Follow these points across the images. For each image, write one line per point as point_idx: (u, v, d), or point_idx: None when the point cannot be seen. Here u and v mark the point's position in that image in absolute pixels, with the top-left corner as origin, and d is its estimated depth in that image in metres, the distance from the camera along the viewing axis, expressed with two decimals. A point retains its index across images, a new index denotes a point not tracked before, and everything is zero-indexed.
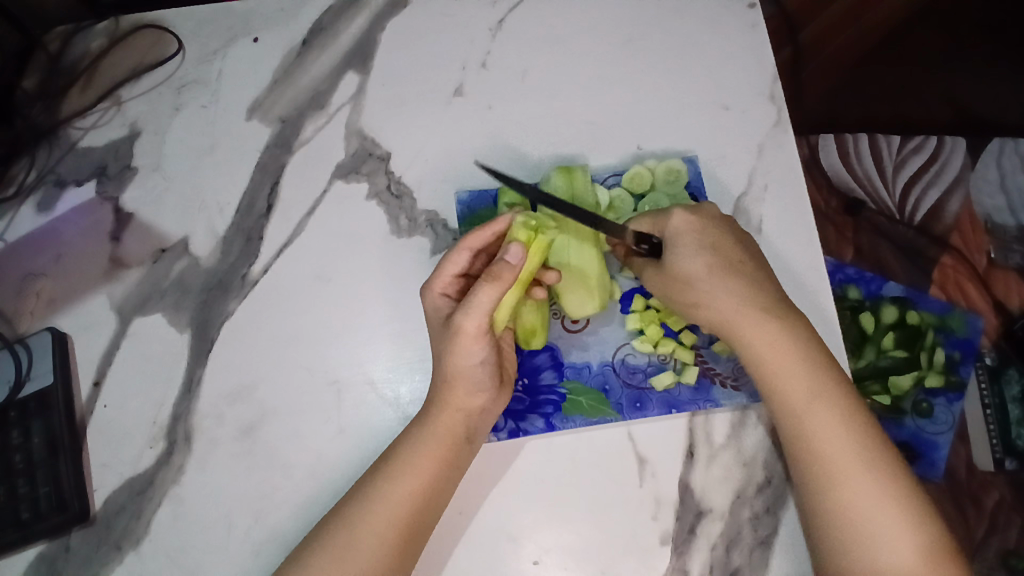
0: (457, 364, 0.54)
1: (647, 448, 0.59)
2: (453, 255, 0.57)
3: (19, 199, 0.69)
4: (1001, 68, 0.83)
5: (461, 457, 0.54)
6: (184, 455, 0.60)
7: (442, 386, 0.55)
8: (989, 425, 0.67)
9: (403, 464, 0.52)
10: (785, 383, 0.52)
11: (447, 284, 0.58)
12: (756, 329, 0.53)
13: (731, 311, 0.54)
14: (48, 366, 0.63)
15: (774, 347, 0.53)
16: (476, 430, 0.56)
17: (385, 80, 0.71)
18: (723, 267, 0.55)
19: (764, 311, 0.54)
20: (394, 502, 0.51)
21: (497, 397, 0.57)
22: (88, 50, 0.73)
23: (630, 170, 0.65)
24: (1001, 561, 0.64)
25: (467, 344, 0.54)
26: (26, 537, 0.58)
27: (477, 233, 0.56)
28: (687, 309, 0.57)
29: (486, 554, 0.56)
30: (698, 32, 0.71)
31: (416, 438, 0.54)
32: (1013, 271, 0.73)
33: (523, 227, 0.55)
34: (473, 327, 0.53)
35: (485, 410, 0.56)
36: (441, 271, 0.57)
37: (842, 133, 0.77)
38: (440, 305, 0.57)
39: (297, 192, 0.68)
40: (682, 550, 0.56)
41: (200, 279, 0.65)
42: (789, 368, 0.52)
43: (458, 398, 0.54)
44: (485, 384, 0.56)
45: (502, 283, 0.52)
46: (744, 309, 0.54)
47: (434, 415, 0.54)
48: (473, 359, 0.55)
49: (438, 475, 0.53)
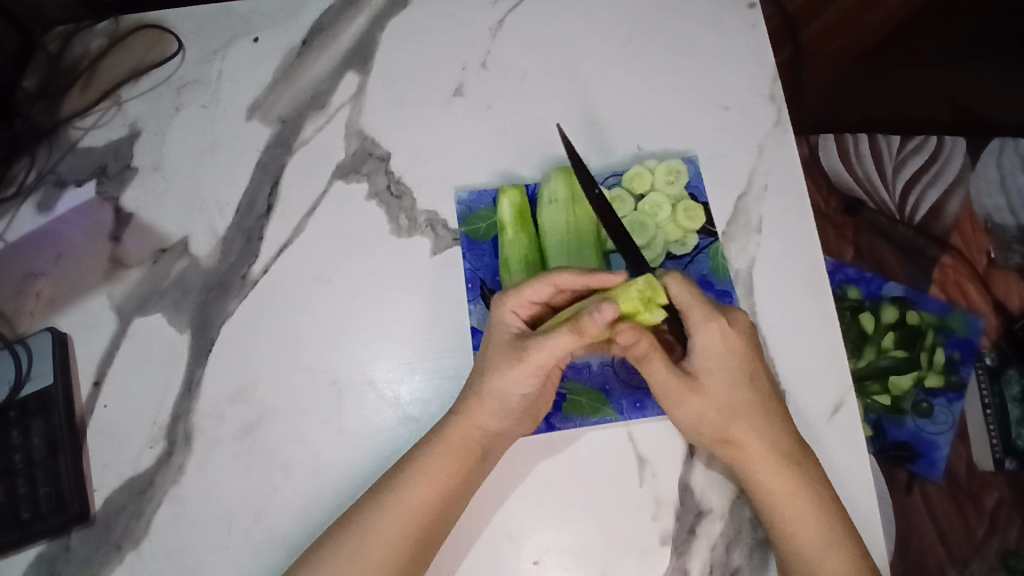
0: (500, 387, 0.53)
1: (647, 448, 0.59)
2: (539, 285, 0.54)
3: (19, 199, 0.69)
4: (1002, 67, 0.83)
5: (471, 473, 0.54)
6: (184, 455, 0.60)
7: (470, 400, 0.54)
8: (988, 425, 0.66)
9: (416, 473, 0.52)
10: (762, 479, 0.54)
11: (521, 306, 0.55)
12: (791, 472, 0.53)
13: (767, 451, 0.54)
14: (48, 366, 0.63)
15: (790, 485, 0.53)
16: (490, 449, 0.55)
17: (385, 80, 0.71)
18: (761, 404, 0.55)
19: (746, 401, 0.55)
20: (405, 512, 0.51)
21: (517, 425, 0.56)
22: (88, 49, 0.74)
23: (630, 171, 0.65)
24: (1001, 562, 0.63)
25: (521, 374, 0.53)
26: (25, 537, 0.58)
27: (575, 277, 0.53)
28: (708, 435, 0.55)
29: (488, 554, 0.56)
30: (697, 32, 0.71)
31: (431, 447, 0.54)
32: (1013, 271, 0.72)
33: (636, 296, 0.50)
34: (535, 363, 0.52)
35: (502, 434, 0.56)
36: (522, 294, 0.54)
37: (842, 133, 0.78)
38: (506, 323, 0.55)
39: (297, 192, 0.68)
40: (682, 550, 0.56)
41: (200, 279, 0.65)
42: (769, 469, 0.53)
43: (480, 415, 0.54)
44: (512, 414, 0.55)
45: (581, 336, 0.49)
46: (790, 451, 0.54)
47: (452, 426, 0.54)
48: (516, 390, 0.54)
49: (449, 488, 0.53)
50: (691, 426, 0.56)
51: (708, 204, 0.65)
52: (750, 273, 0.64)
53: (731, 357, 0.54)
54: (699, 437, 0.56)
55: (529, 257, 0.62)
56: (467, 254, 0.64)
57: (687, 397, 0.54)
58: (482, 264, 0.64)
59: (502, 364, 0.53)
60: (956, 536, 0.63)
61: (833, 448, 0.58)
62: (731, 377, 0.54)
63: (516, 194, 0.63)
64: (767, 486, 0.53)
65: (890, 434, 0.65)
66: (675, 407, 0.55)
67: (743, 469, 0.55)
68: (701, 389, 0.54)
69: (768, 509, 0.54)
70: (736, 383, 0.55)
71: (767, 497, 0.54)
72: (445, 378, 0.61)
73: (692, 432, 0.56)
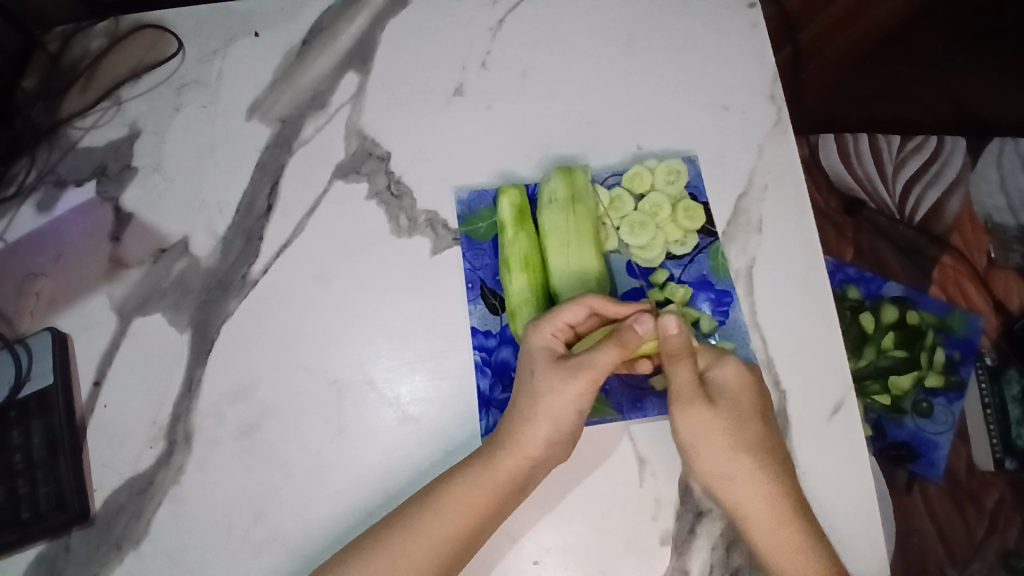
0: (555, 409, 0.54)
1: (647, 449, 0.59)
2: (574, 307, 0.56)
3: (19, 199, 0.69)
4: (1001, 68, 0.83)
5: (511, 503, 0.54)
6: (184, 455, 0.60)
7: (519, 429, 0.54)
8: (988, 425, 0.66)
9: (453, 497, 0.52)
10: (749, 518, 0.54)
11: (557, 330, 0.56)
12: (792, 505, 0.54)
13: (762, 492, 0.54)
14: (48, 365, 0.63)
15: (781, 525, 0.53)
16: (532, 479, 0.55)
17: (385, 80, 0.71)
18: (768, 446, 0.56)
19: (758, 444, 0.56)
20: (439, 536, 0.51)
21: (561, 449, 0.55)
22: (88, 50, 0.74)
23: (630, 171, 0.65)
24: (1001, 562, 0.63)
25: (577, 392, 0.54)
26: (24, 537, 0.58)
27: (608, 300, 0.56)
28: (706, 466, 0.56)
29: (486, 552, 0.56)
30: (697, 32, 0.72)
31: (475, 474, 0.53)
32: (1013, 271, 0.72)
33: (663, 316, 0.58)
34: (588, 378, 0.54)
35: (549, 464, 0.55)
36: (558, 317, 0.56)
37: (842, 133, 0.78)
38: (546, 347, 0.56)
39: (297, 192, 0.68)
40: (682, 550, 0.56)
41: (200, 279, 0.65)
42: (766, 511, 0.54)
43: (530, 445, 0.54)
44: (564, 438, 0.55)
45: (627, 348, 0.54)
46: (786, 499, 0.54)
47: (501, 456, 0.54)
48: (569, 408, 0.55)
49: (486, 516, 0.52)
50: (692, 449, 0.56)
51: (708, 204, 0.66)
52: (750, 273, 0.63)
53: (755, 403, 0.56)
54: (703, 464, 0.56)
55: (530, 256, 0.62)
56: (467, 254, 0.65)
57: (695, 419, 0.56)
58: (481, 264, 0.64)
59: (554, 385, 0.54)
60: (956, 535, 0.63)
61: (833, 447, 0.58)
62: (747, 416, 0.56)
63: (515, 194, 0.64)
64: (747, 522, 0.54)
65: (890, 434, 0.65)
66: (683, 423, 0.56)
67: (737, 506, 0.55)
68: (713, 418, 0.56)
69: (753, 540, 0.54)
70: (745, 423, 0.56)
71: (753, 534, 0.54)
72: (446, 378, 0.61)
73: (693, 457, 0.56)
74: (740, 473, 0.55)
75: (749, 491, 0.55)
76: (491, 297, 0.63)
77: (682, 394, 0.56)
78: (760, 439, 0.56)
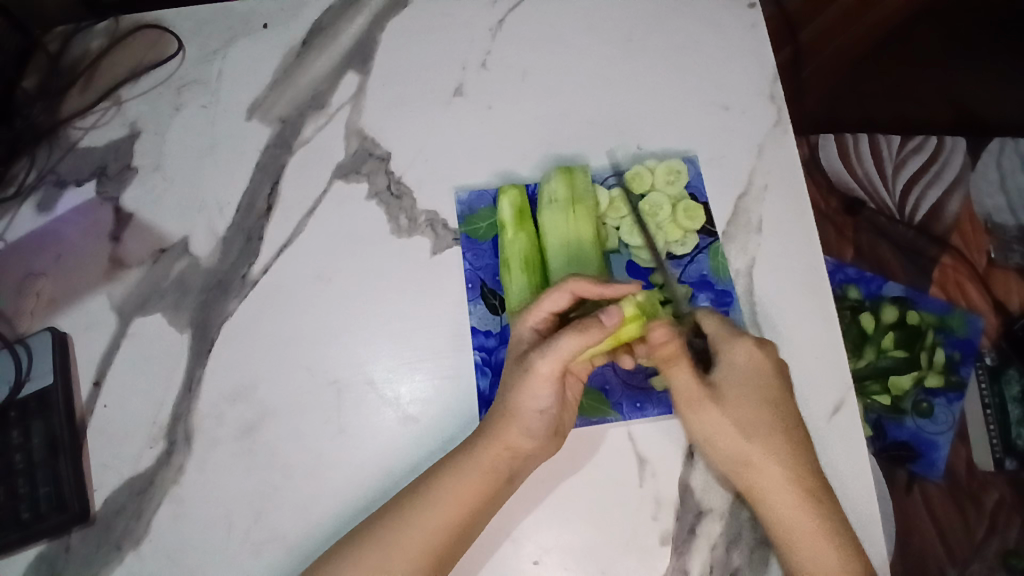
0: (520, 400, 0.54)
1: (647, 448, 0.59)
2: (555, 294, 0.56)
3: (19, 199, 0.69)
4: (1000, 68, 0.83)
5: (499, 493, 0.54)
6: (184, 455, 0.60)
7: (497, 422, 0.54)
8: (988, 425, 0.66)
9: (444, 489, 0.52)
10: (767, 492, 0.55)
11: (540, 318, 0.56)
12: (807, 480, 0.55)
13: (777, 472, 0.55)
14: (48, 366, 0.63)
15: (798, 501, 0.54)
16: (519, 470, 0.55)
17: (385, 80, 0.71)
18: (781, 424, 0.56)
19: (773, 424, 0.56)
20: (431, 528, 0.51)
21: (547, 444, 0.56)
22: (88, 50, 0.74)
23: (630, 171, 0.65)
24: (1001, 562, 0.63)
25: (535, 383, 0.53)
26: (24, 538, 0.58)
27: (589, 284, 0.55)
28: (725, 450, 0.57)
29: (486, 550, 0.56)
30: (697, 32, 0.72)
31: (459, 466, 0.53)
32: (1013, 271, 0.72)
33: (633, 302, 0.56)
34: (548, 370, 0.53)
35: (532, 456, 0.55)
36: (537, 305, 0.56)
37: (842, 133, 0.78)
38: (525, 336, 0.56)
39: (297, 192, 0.68)
40: (682, 550, 0.56)
41: (201, 279, 0.65)
42: (781, 488, 0.55)
43: (511, 437, 0.54)
44: (538, 432, 0.55)
45: (587, 335, 0.52)
46: (801, 478, 0.55)
47: (483, 447, 0.54)
48: (535, 403, 0.54)
49: (475, 507, 0.52)
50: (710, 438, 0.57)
51: (708, 203, 0.65)
52: (750, 273, 0.63)
53: (777, 385, 0.56)
54: (719, 450, 0.57)
55: (529, 255, 0.62)
56: (467, 254, 0.65)
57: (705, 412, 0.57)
58: (482, 264, 0.64)
59: (517, 376, 0.54)
60: (955, 535, 0.63)
61: (833, 447, 0.58)
62: (767, 397, 0.56)
63: (515, 194, 0.64)
64: (766, 500, 0.55)
65: (890, 434, 0.65)
66: (693, 417, 0.57)
67: (750, 484, 0.56)
68: (726, 405, 0.57)
69: (769, 516, 0.55)
70: (766, 404, 0.56)
71: (767, 509, 0.55)
72: (446, 378, 0.61)
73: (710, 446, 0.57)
74: (760, 454, 0.56)
75: (766, 470, 0.55)
76: (491, 297, 0.63)
77: (687, 394, 0.57)
78: (775, 418, 0.56)
